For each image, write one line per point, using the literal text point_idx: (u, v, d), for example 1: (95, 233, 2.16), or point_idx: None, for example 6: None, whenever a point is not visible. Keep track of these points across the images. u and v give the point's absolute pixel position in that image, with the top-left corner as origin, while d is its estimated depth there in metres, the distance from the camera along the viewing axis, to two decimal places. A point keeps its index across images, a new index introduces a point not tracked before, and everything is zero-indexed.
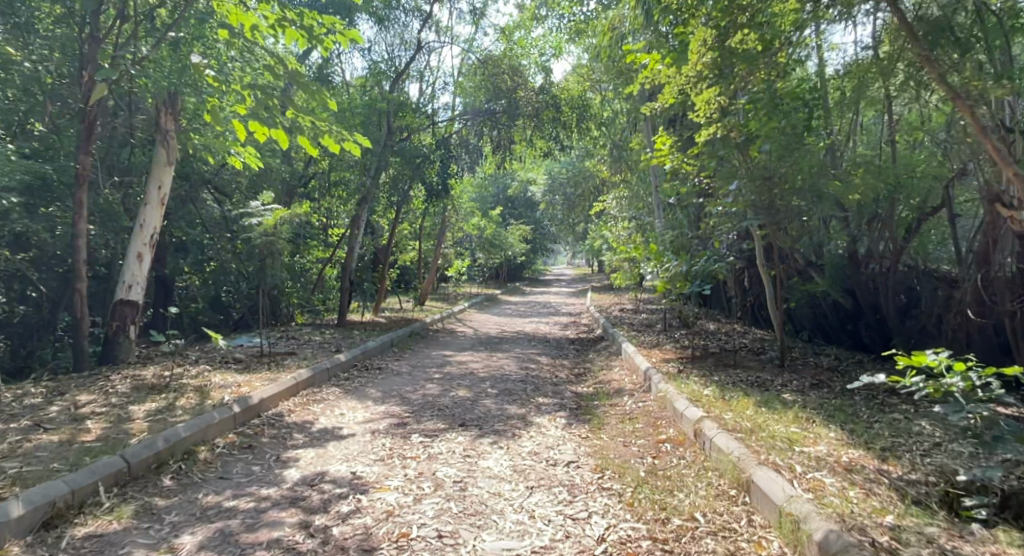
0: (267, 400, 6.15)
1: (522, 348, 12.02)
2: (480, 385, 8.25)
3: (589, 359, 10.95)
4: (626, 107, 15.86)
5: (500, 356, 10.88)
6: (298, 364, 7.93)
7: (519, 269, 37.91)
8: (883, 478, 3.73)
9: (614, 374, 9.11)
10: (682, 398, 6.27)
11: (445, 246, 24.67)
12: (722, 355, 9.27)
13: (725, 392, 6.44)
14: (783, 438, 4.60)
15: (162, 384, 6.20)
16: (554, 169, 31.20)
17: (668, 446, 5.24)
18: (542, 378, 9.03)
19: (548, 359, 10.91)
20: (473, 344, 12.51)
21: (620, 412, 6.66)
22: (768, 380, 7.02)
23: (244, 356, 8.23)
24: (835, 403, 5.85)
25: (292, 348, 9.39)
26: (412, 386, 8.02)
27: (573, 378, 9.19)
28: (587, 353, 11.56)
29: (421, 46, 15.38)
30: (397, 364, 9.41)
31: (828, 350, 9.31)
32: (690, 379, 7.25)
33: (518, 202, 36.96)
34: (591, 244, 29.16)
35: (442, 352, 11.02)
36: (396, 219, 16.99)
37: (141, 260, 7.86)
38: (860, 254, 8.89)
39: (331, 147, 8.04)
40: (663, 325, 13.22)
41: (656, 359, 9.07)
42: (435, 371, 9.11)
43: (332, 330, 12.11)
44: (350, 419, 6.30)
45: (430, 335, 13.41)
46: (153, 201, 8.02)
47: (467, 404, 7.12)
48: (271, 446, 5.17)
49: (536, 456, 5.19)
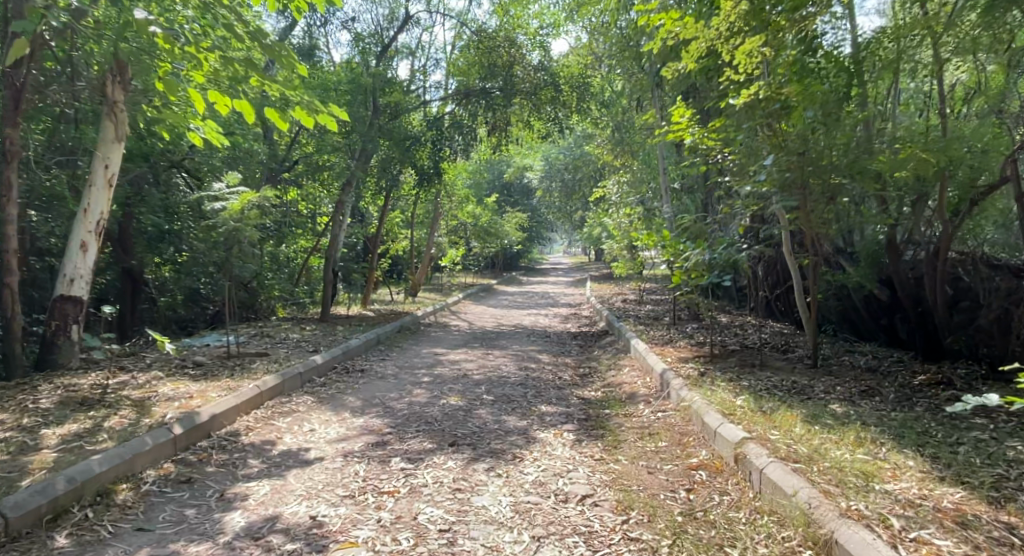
0: (221, 417, 5.17)
1: (521, 345, 11.08)
2: (475, 391, 7.31)
3: (594, 357, 10.01)
4: (630, 85, 14.86)
5: (497, 354, 9.93)
6: (267, 369, 6.96)
7: (515, 258, 36.93)
8: (1012, 538, 2.78)
9: (625, 375, 8.17)
10: (712, 410, 5.32)
11: (439, 235, 23.68)
12: (745, 353, 8.34)
13: (762, 403, 5.50)
14: (855, 471, 3.65)
15: (96, 397, 5.23)
16: (551, 155, 30.23)
17: (703, 475, 4.29)
18: (543, 380, 8.09)
19: (549, 357, 9.96)
20: (467, 340, 11.55)
21: (638, 426, 5.70)
22: (808, 387, 6.08)
23: (207, 359, 7.26)
24: (897, 418, 4.91)
25: (264, 348, 8.41)
26: (397, 393, 7.06)
27: (579, 381, 8.25)
28: (592, 350, 10.63)
29: (410, 20, 14.36)
30: (382, 366, 8.44)
31: (863, 347, 8.38)
32: (716, 384, 6.31)
33: (515, 189, 35.97)
34: (589, 231, 28.22)
35: (433, 350, 10.06)
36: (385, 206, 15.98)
37: (85, 250, 6.86)
38: (901, 240, 7.94)
39: (303, 121, 6.99)
40: (672, 319, 12.27)
41: (672, 359, 8.13)
42: (425, 373, 8.15)
43: (313, 326, 11.12)
44: (320, 436, 5.34)
45: (420, 330, 12.44)
46: (99, 183, 6.99)
47: (460, 416, 6.17)
48: (215, 478, 4.20)
49: (543, 489, 4.23)
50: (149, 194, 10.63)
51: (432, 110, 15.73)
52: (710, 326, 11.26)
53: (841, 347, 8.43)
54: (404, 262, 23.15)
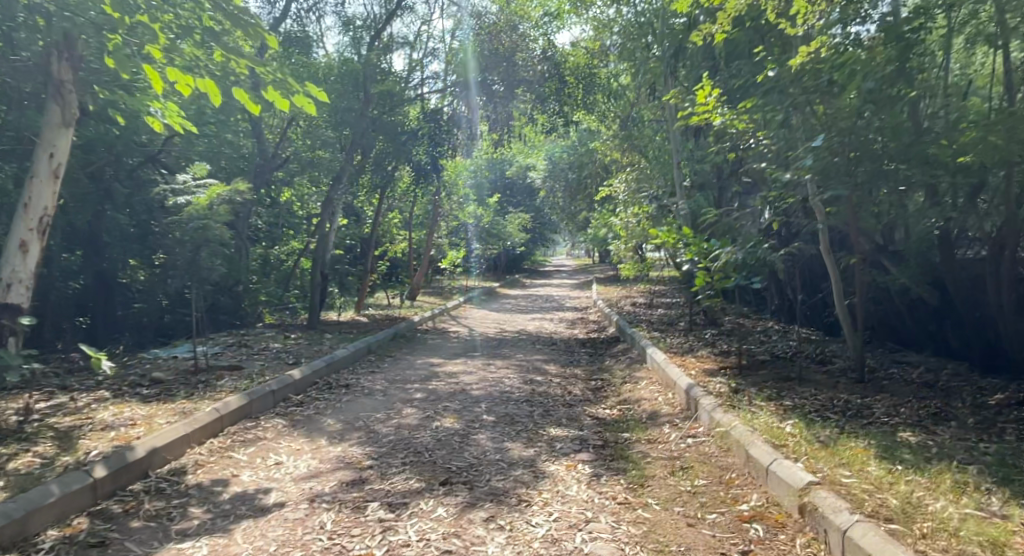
0: (166, 450, 4.28)
1: (525, 353, 10.18)
2: (473, 410, 6.39)
3: (605, 368, 9.09)
4: (639, 75, 13.96)
5: (499, 365, 9.03)
6: (234, 386, 6.06)
7: (518, 260, 36.04)
8: None
9: (643, 389, 7.25)
10: (758, 440, 4.40)
11: (439, 236, 22.79)
12: (777, 365, 7.42)
13: (817, 431, 4.57)
14: (977, 541, 2.73)
15: (16, 426, 4.34)
16: (554, 153, 29.34)
17: (760, 530, 3.37)
18: (551, 396, 7.17)
19: (556, 368, 9.05)
20: (466, 348, 10.64)
21: (668, 457, 4.79)
22: (864, 408, 5.17)
23: (168, 375, 6.36)
24: (991, 451, 3.99)
25: (239, 360, 7.51)
26: (385, 413, 6.15)
27: (590, 397, 7.33)
28: (602, 360, 9.71)
29: (405, 7, 13.51)
30: (370, 380, 7.53)
31: (911, 358, 7.45)
32: (756, 405, 5.39)
33: (517, 189, 35.07)
34: (594, 232, 27.29)
35: (428, 361, 9.15)
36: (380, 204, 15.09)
37: (25, 251, 5.98)
38: (956, 235, 7.02)
39: (275, 104, 6.02)
40: (689, 325, 11.35)
41: (695, 371, 7.22)
42: (417, 389, 7.25)
43: (298, 334, 10.22)
44: (286, 473, 4.42)
45: (416, 338, 11.53)
46: (42, 174, 6.09)
47: (455, 443, 5.25)
48: (139, 537, 3.29)
49: (558, 548, 3.32)
50: (117, 190, 9.76)
51: (429, 103, 14.87)
52: (732, 333, 10.34)
53: (885, 358, 7.50)
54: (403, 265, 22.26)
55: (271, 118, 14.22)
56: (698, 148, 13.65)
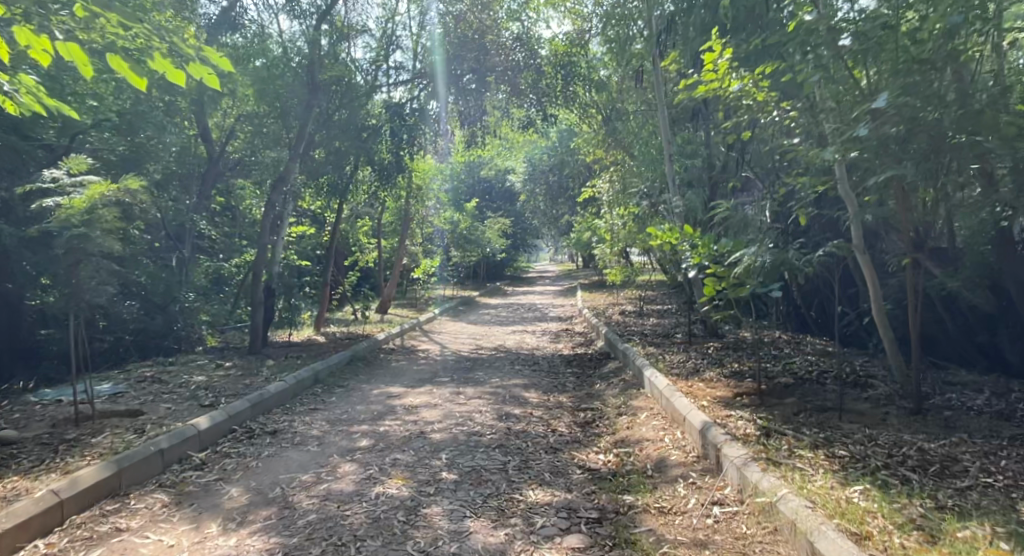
0: None
1: (501, 376, 8.77)
2: (428, 466, 4.93)
3: (595, 395, 7.70)
4: (624, 59, 12.69)
5: (470, 395, 7.58)
6: (110, 446, 4.58)
7: (498, 267, 34.74)
8: None
9: (645, 426, 5.87)
10: (827, 526, 3.01)
11: (411, 243, 21.32)
12: (806, 390, 6.08)
13: (905, 508, 3.19)
14: None
15: None
16: (534, 155, 27.95)
17: None
18: (531, 439, 5.76)
19: (537, 397, 7.63)
20: (435, 372, 9.22)
21: (691, 547, 3.40)
22: (950, 461, 3.81)
23: (31, 432, 4.86)
24: None
25: (141, 402, 6.02)
26: (312, 475, 4.70)
27: (579, 437, 5.91)
28: (591, 383, 8.33)
29: None
30: (307, 423, 6.07)
31: (969, 378, 6.13)
32: (802, 458, 4.02)
33: (496, 193, 33.69)
34: (578, 236, 26.02)
35: (386, 392, 7.71)
36: (340, 208, 13.64)
37: None
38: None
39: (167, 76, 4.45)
40: (688, 338, 9.98)
41: (708, 403, 5.85)
42: (363, 433, 5.81)
43: (236, 362, 8.71)
44: None
45: (377, 360, 10.08)
46: None
47: (397, 525, 3.81)
48: None
49: None
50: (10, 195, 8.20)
51: (390, 97, 13.55)
52: (739, 348, 8.99)
53: (935, 379, 6.19)
54: (373, 275, 20.77)
55: (213, 115, 12.70)
56: (690, 141, 12.34)
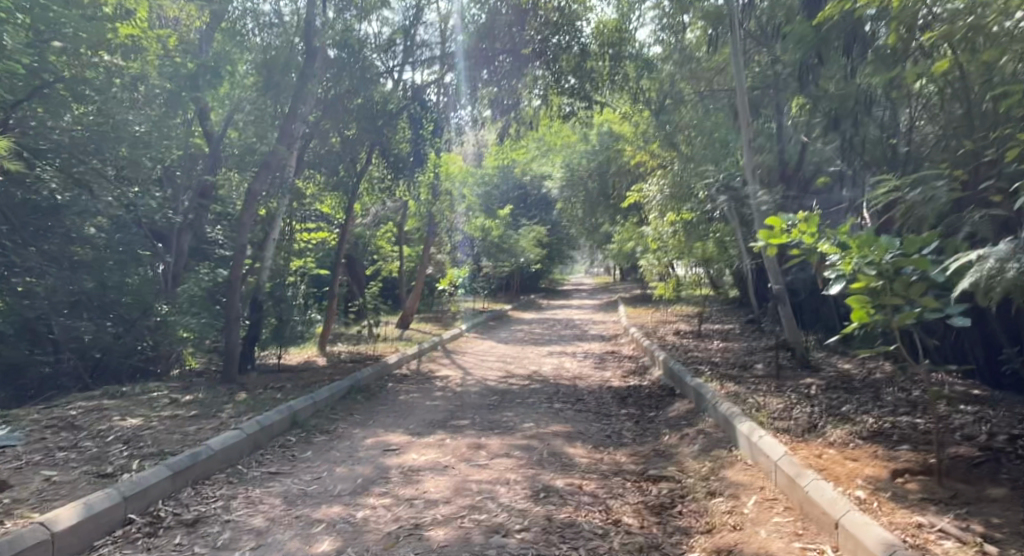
0: None
1: (536, 420, 6.76)
2: None
3: (667, 455, 5.60)
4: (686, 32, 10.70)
5: (494, 453, 5.54)
6: None
7: (532, 280, 32.84)
8: None
9: (766, 527, 3.74)
10: None
11: (438, 252, 19.46)
12: (1018, 475, 3.88)
13: None
14: None
15: None
16: (573, 159, 25.91)
17: None
18: (587, 544, 3.69)
19: (586, 456, 5.56)
20: (451, 411, 7.26)
21: None
22: None
23: None
24: None
25: (16, 467, 4.12)
26: None
27: (660, 540, 3.80)
28: (658, 434, 6.26)
29: None
30: (251, 504, 4.11)
31: None
32: None
33: (531, 201, 31.69)
34: (621, 245, 23.94)
35: (383, 445, 5.75)
36: (351, 208, 11.85)
37: None
38: None
39: None
40: (777, 373, 7.78)
41: (866, 495, 3.71)
42: (327, 527, 3.81)
43: (197, 395, 6.84)
44: None
45: (383, 392, 8.17)
46: None
47: None
48: None
49: None
50: None
51: (409, 80, 11.73)
52: (853, 390, 6.78)
53: None
54: (396, 286, 19.05)
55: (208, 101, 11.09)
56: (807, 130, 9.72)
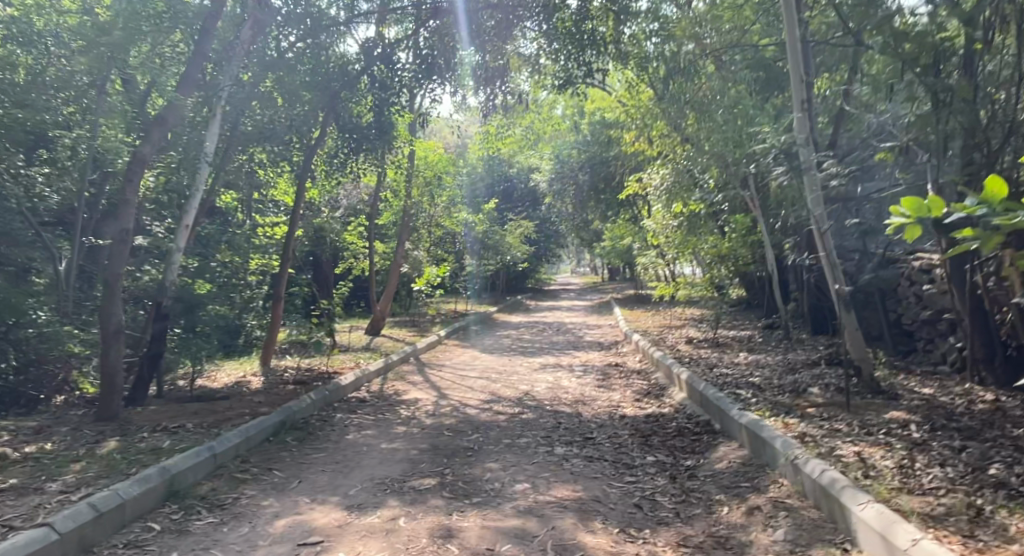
0: None
1: (531, 477, 4.77)
2: None
3: (737, 548, 3.61)
4: None
5: (470, 549, 3.52)
6: None
7: (519, 279, 31.01)
8: None
9: None
10: None
11: (415, 248, 17.47)
12: None
13: None
14: None
15: None
16: (562, 150, 23.83)
17: None
18: None
19: (613, 551, 3.57)
20: (413, 460, 5.22)
21: None
22: None
23: None
24: None
25: None
26: None
27: None
28: (713, 505, 4.27)
29: None
30: None
31: None
32: None
33: (516, 195, 29.79)
34: (616, 242, 21.98)
35: (298, 535, 3.69)
36: (303, 194, 9.73)
37: None
38: None
39: None
40: (850, 404, 5.83)
41: None
42: None
43: (47, 443, 4.78)
44: None
45: (328, 429, 6.14)
46: None
47: None
48: None
49: None
50: None
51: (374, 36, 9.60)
52: (975, 434, 4.84)
53: None
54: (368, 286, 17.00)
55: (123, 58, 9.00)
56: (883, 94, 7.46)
